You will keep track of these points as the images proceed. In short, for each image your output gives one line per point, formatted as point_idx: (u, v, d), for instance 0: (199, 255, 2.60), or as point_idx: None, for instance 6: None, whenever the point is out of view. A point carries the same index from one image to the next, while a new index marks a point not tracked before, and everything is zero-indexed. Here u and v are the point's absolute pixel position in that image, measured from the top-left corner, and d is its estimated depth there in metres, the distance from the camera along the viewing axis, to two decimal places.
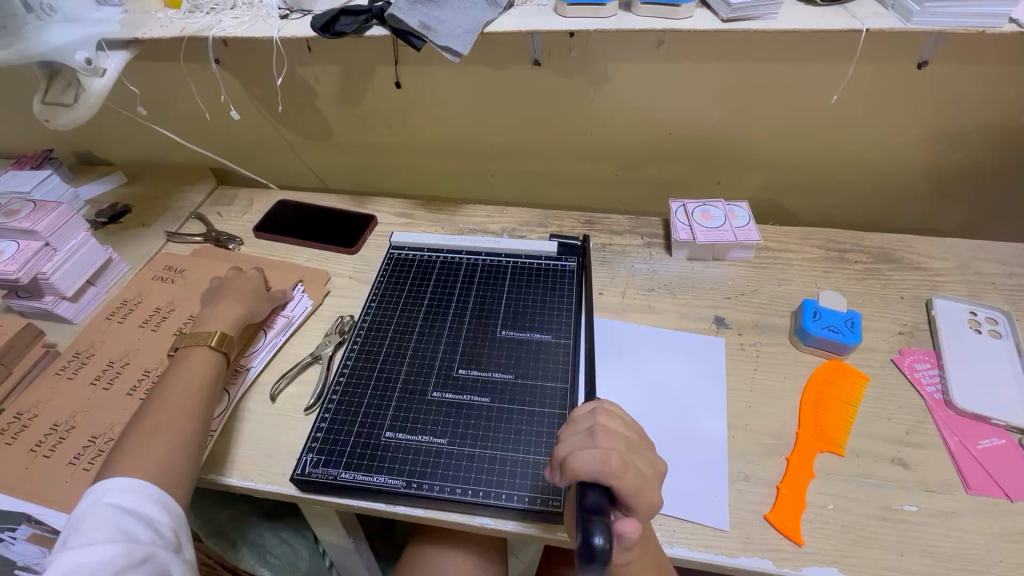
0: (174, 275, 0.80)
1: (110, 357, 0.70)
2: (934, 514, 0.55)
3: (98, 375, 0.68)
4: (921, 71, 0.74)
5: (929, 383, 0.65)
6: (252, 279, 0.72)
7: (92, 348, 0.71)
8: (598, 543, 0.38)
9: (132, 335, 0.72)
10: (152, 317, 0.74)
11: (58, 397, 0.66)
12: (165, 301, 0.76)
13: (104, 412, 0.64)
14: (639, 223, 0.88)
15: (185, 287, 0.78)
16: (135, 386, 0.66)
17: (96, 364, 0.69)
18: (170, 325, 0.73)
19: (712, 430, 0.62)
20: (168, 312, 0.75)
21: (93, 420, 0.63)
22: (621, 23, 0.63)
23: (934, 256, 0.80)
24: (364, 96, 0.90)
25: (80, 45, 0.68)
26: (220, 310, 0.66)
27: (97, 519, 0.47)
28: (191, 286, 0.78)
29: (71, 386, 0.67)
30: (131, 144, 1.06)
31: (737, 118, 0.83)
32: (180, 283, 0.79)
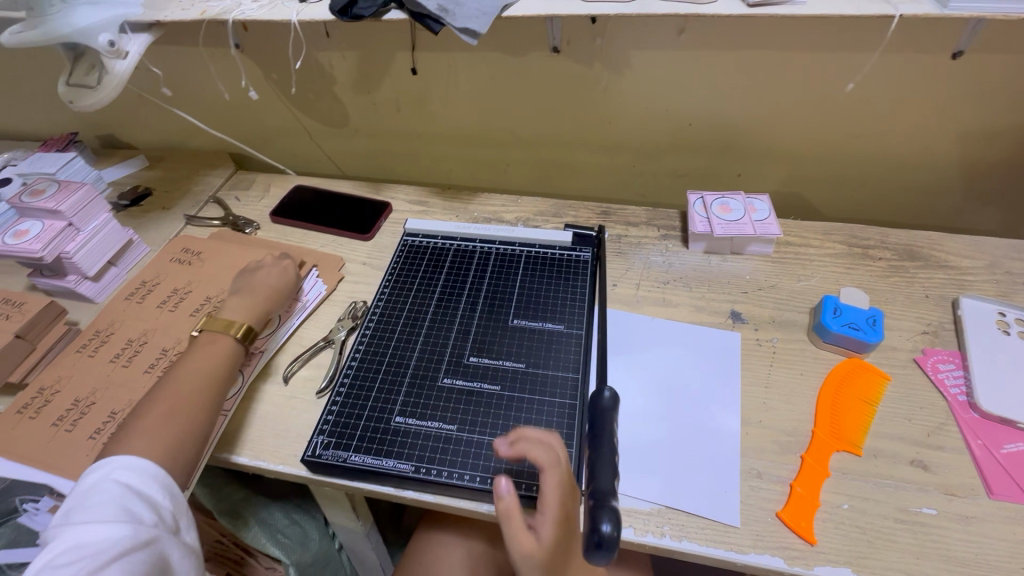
0: (194, 257, 0.81)
1: (131, 336, 0.71)
2: (954, 519, 0.53)
3: (118, 353, 0.69)
4: (955, 61, 0.71)
5: (953, 384, 0.63)
6: (282, 268, 0.72)
7: (112, 327, 0.72)
8: (607, 530, 0.37)
9: (150, 315, 0.74)
10: (172, 298, 0.75)
11: (78, 374, 0.67)
12: (185, 283, 0.77)
13: (124, 389, 0.65)
14: (656, 215, 0.87)
15: (204, 270, 0.79)
16: (155, 364, 0.67)
17: (116, 342, 0.71)
18: (189, 306, 0.74)
19: (725, 425, 0.61)
20: (186, 294, 0.76)
21: (113, 396, 0.65)
22: (643, 8, 0.62)
23: (962, 255, 0.77)
24: (382, 82, 0.89)
25: (104, 27, 0.68)
26: (245, 300, 0.67)
27: (104, 496, 0.47)
28: (210, 269, 0.79)
29: (93, 363, 0.69)
30: (153, 128, 1.07)
31: (759, 108, 0.81)
32: (201, 265, 0.79)
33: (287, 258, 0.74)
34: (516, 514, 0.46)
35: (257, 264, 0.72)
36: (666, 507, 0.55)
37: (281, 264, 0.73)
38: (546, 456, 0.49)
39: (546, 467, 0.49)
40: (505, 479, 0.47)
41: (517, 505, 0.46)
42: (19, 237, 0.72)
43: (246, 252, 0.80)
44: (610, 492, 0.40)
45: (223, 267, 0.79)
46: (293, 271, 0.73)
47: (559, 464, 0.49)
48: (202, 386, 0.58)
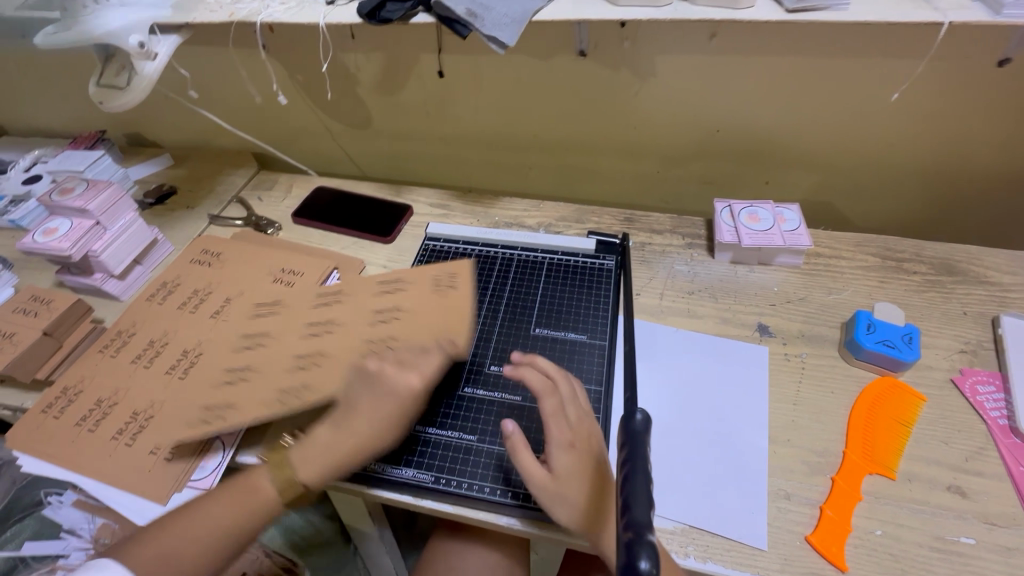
0: (454, 288, 0.62)
1: (330, 315, 0.65)
2: (994, 550, 0.51)
3: (301, 328, 0.65)
4: (1002, 69, 0.68)
5: (993, 407, 0.60)
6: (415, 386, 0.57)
7: (346, 289, 0.67)
8: (644, 569, 0.31)
9: (366, 309, 0.63)
10: (381, 312, 0.62)
11: (274, 326, 0.67)
12: (405, 303, 0.62)
13: (273, 368, 0.62)
14: (680, 222, 0.85)
15: (415, 328, 0.60)
16: (292, 368, 0.61)
17: (316, 314, 0.65)
18: (372, 332, 0.61)
19: (753, 443, 0.59)
20: (405, 318, 0.61)
21: (269, 360, 0.63)
22: (678, 13, 0.60)
23: (1002, 270, 0.74)
24: (406, 84, 0.89)
25: (133, 29, 0.68)
26: (329, 448, 0.55)
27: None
28: (433, 316, 0.60)
29: (285, 327, 0.66)
30: (178, 127, 1.09)
31: (791, 115, 0.79)
32: (458, 300, 0.61)
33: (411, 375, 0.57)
34: (522, 447, 0.53)
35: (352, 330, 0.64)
36: (691, 526, 0.54)
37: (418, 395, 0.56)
38: (536, 383, 0.56)
39: (539, 394, 0.56)
40: (507, 423, 0.54)
41: (521, 440, 0.53)
42: (48, 235, 0.73)
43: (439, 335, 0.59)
44: (648, 524, 0.33)
45: (442, 323, 0.60)
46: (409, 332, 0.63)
47: (548, 390, 0.55)
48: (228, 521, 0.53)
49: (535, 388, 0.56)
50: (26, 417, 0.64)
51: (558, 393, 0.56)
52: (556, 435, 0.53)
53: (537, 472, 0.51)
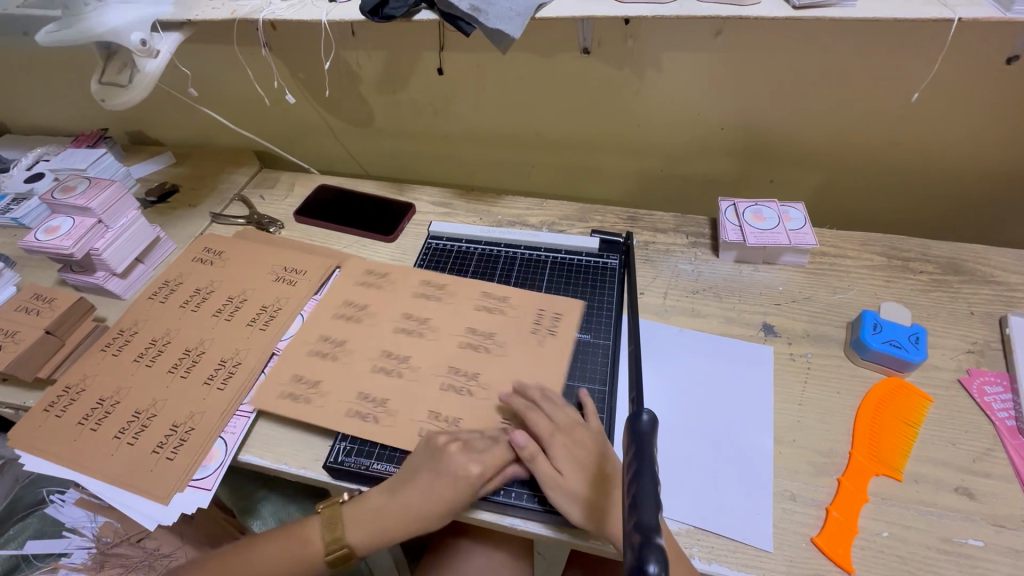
0: (550, 335, 0.67)
1: (426, 315, 0.70)
2: (1003, 552, 0.50)
3: (397, 320, 0.70)
4: (1010, 67, 0.68)
5: (1001, 408, 0.60)
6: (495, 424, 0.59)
7: (450, 284, 0.74)
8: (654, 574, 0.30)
9: (460, 325, 0.69)
10: (474, 334, 0.68)
11: (373, 304, 0.73)
12: (500, 332, 0.67)
13: (366, 353, 0.67)
14: (684, 221, 0.84)
15: (505, 364, 0.64)
16: (381, 363, 0.66)
17: (414, 306, 0.72)
18: (463, 354, 0.66)
19: (758, 444, 0.59)
20: (499, 347, 0.66)
21: (363, 345, 0.68)
22: (684, 10, 0.59)
23: (1009, 269, 0.73)
24: (408, 82, 0.88)
25: (136, 26, 0.68)
26: (386, 501, 0.55)
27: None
28: (526, 355, 0.65)
29: (381, 313, 0.71)
30: (180, 125, 1.08)
31: (797, 113, 0.78)
32: (554, 344, 0.66)
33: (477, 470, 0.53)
34: (533, 457, 0.54)
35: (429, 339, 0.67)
36: (696, 527, 0.54)
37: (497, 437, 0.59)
38: (517, 402, 0.58)
39: (523, 411, 0.57)
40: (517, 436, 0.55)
41: (531, 449, 0.54)
42: (50, 234, 0.73)
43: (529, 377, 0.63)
44: (656, 527, 0.32)
45: (533, 365, 0.64)
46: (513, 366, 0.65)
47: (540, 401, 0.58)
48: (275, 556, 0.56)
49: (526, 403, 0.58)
50: (29, 415, 0.64)
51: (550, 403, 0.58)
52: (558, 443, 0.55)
53: (549, 477, 0.53)
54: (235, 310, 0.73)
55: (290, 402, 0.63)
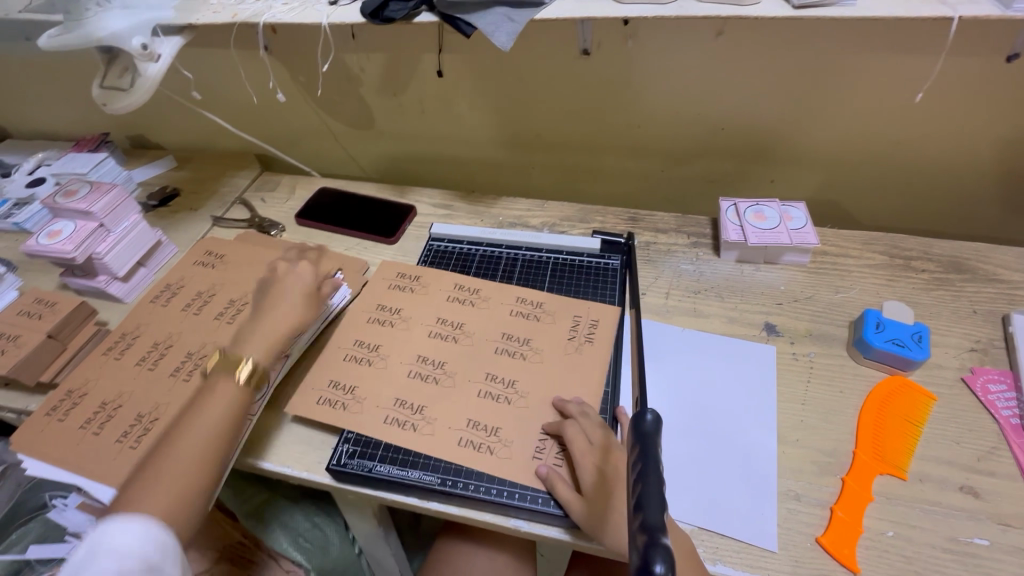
0: (588, 342, 0.66)
1: (461, 319, 0.70)
2: (1009, 551, 0.50)
3: (432, 324, 0.69)
4: (1010, 65, 0.68)
5: (1005, 406, 0.60)
6: (535, 435, 0.59)
7: (484, 288, 0.73)
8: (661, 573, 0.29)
9: (496, 330, 0.68)
10: (510, 340, 0.67)
11: (406, 307, 0.72)
12: (537, 338, 0.67)
13: (402, 358, 0.66)
14: (686, 221, 0.84)
15: (543, 371, 0.64)
16: (417, 369, 0.65)
17: (448, 309, 0.71)
18: (500, 361, 0.65)
19: (762, 444, 0.58)
20: (535, 354, 0.65)
21: (399, 349, 0.67)
22: (683, 10, 0.60)
23: (1012, 268, 0.73)
24: (409, 84, 0.89)
25: (136, 31, 0.68)
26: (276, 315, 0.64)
27: (92, 538, 0.42)
28: (564, 363, 0.64)
29: (415, 315, 0.71)
30: (181, 129, 1.09)
31: (797, 113, 0.79)
32: (593, 352, 0.65)
33: (303, 270, 0.70)
34: (560, 485, 0.53)
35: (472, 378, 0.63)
36: (700, 528, 0.53)
37: (536, 446, 0.58)
38: (552, 423, 0.58)
39: (560, 429, 0.57)
40: (539, 470, 0.55)
41: (556, 478, 0.54)
42: (52, 238, 0.73)
43: (568, 384, 0.62)
44: (662, 527, 0.32)
45: (570, 372, 0.63)
46: (548, 371, 0.64)
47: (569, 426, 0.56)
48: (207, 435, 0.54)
49: (557, 428, 0.57)
50: (31, 419, 0.64)
51: (579, 426, 0.56)
52: (589, 469, 0.53)
53: (576, 504, 0.52)
54: (237, 314, 0.73)
55: (328, 408, 0.62)
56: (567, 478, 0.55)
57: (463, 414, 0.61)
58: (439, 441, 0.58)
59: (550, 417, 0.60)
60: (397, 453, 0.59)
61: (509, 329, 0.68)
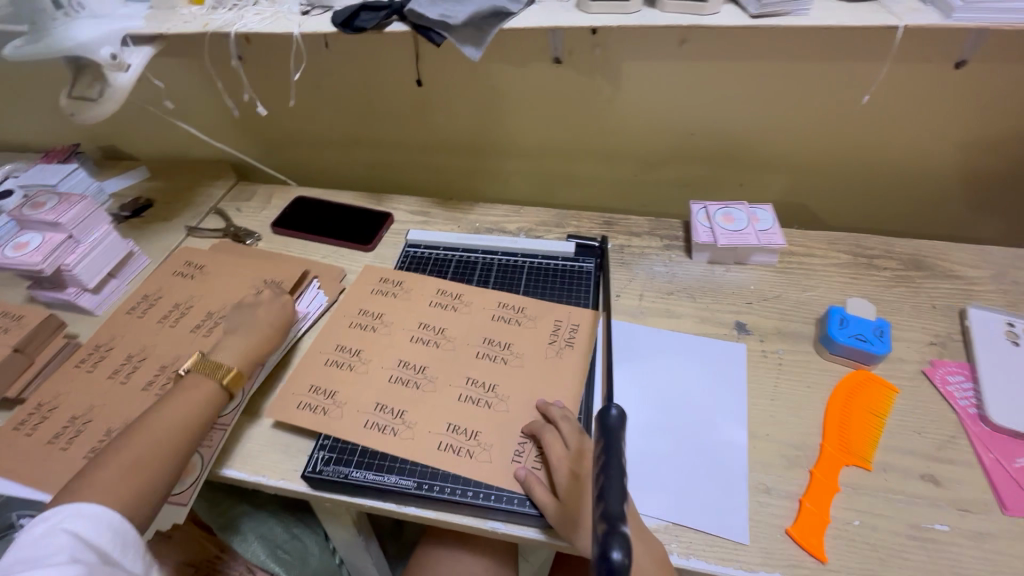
0: (568, 347, 0.67)
1: (443, 325, 0.70)
2: (967, 536, 0.52)
3: (414, 329, 0.70)
4: (959, 71, 0.71)
5: (963, 397, 0.62)
6: (514, 438, 0.59)
7: (466, 293, 0.74)
8: (617, 559, 0.31)
9: (477, 335, 0.68)
10: (491, 344, 0.67)
11: (388, 313, 0.72)
12: (519, 343, 0.67)
13: (383, 363, 0.66)
14: (659, 224, 0.86)
15: (523, 375, 0.64)
16: (399, 374, 0.65)
17: (430, 315, 0.71)
18: (481, 366, 0.65)
19: (733, 439, 0.60)
20: (517, 358, 0.66)
21: (381, 355, 0.67)
22: (645, 20, 0.62)
23: (968, 265, 0.76)
24: (384, 93, 0.89)
25: (105, 40, 0.68)
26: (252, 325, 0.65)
27: (57, 516, 0.46)
28: (544, 366, 0.65)
29: (397, 321, 0.71)
30: (154, 140, 1.08)
31: (762, 118, 0.81)
32: (572, 357, 0.66)
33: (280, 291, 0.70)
34: (537, 485, 0.54)
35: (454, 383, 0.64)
36: (673, 523, 0.54)
37: (515, 449, 0.58)
38: (533, 424, 0.59)
39: (539, 431, 0.58)
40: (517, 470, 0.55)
41: (533, 478, 0.55)
42: (18, 250, 0.72)
43: (548, 388, 0.63)
44: (622, 516, 0.34)
45: (550, 376, 0.64)
46: (529, 374, 0.64)
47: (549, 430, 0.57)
48: (179, 429, 0.55)
49: (537, 430, 0.58)
50: None
51: (560, 431, 0.57)
52: (566, 471, 0.54)
53: (551, 505, 0.53)
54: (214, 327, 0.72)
55: (308, 412, 0.62)
56: (543, 479, 0.55)
57: (443, 417, 0.61)
58: (420, 447, 0.59)
59: (531, 417, 0.60)
60: (373, 458, 0.59)
61: (491, 333, 0.68)
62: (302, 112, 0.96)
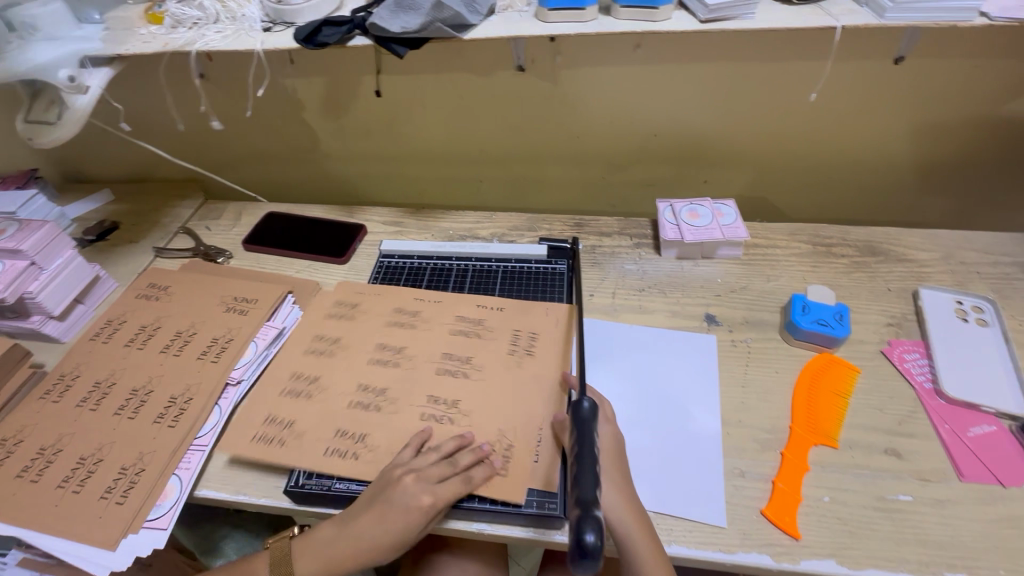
0: (527, 354, 0.67)
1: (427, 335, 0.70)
2: (928, 503, 0.55)
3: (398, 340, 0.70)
4: (897, 66, 0.75)
5: (919, 372, 0.66)
6: (500, 443, 0.59)
7: (446, 300, 0.74)
8: (590, 540, 0.38)
9: (436, 351, 0.68)
10: (451, 359, 0.67)
11: (371, 325, 0.72)
12: (501, 351, 0.67)
13: (341, 388, 0.65)
14: (628, 224, 0.89)
15: (506, 382, 0.64)
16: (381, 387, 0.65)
17: (389, 335, 0.70)
18: (443, 382, 0.65)
19: (707, 427, 0.62)
20: (500, 365, 0.66)
21: (339, 379, 0.66)
22: (602, 27, 0.64)
23: (919, 248, 0.81)
24: (351, 107, 0.90)
25: (62, 63, 0.68)
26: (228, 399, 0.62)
27: None
28: (526, 371, 0.65)
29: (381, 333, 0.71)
30: (118, 161, 1.06)
31: (718, 118, 0.84)
32: (554, 360, 0.66)
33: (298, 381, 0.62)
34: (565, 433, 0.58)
35: (438, 396, 0.63)
36: (655, 513, 0.56)
37: (503, 455, 0.58)
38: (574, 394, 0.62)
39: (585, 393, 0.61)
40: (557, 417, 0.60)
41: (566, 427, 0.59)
42: None
43: (511, 398, 0.63)
44: (594, 501, 0.41)
45: (531, 382, 0.64)
46: (513, 381, 0.64)
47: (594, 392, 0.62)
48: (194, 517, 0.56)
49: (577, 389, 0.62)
50: None
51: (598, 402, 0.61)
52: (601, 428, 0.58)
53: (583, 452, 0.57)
54: (221, 351, 0.70)
55: (265, 445, 0.60)
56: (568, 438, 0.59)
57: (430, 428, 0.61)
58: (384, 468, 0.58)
59: (515, 424, 0.60)
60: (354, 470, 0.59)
61: (475, 341, 0.69)
62: (268, 127, 0.95)
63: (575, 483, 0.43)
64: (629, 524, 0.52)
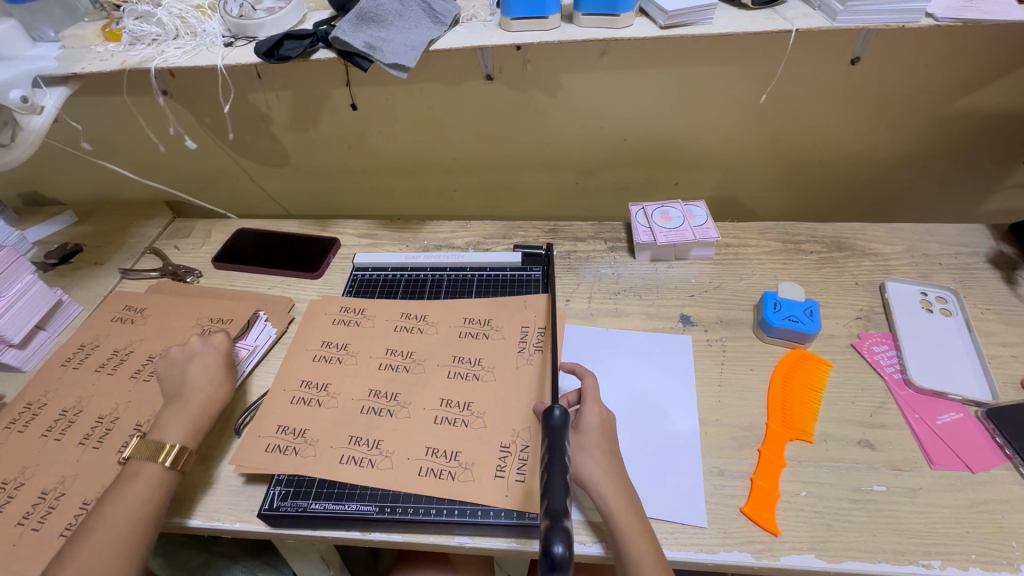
0: (536, 352, 0.67)
1: (411, 348, 0.70)
2: (901, 493, 0.56)
3: (382, 355, 0.69)
4: (854, 66, 0.77)
5: (888, 364, 0.67)
6: (494, 449, 0.59)
7: (430, 313, 0.74)
8: (559, 551, 0.38)
9: (447, 354, 0.69)
10: (461, 361, 0.67)
11: (353, 342, 0.71)
12: (488, 357, 0.67)
13: (354, 394, 0.65)
14: (602, 228, 0.89)
15: (496, 388, 0.64)
16: (371, 404, 0.64)
17: (398, 340, 0.71)
18: (454, 385, 0.65)
19: (686, 427, 0.62)
20: (489, 372, 0.66)
21: (351, 386, 0.66)
22: (565, 35, 0.64)
23: (884, 242, 0.83)
24: (320, 120, 0.89)
25: (15, 84, 0.66)
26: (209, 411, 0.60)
27: None
28: (515, 374, 0.65)
29: (363, 350, 0.70)
30: (83, 181, 1.03)
31: (685, 121, 0.86)
32: (541, 362, 0.66)
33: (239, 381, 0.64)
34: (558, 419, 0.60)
35: (429, 409, 0.63)
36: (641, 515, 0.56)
37: (499, 463, 0.58)
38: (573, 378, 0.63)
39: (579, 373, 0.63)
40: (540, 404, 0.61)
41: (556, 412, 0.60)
42: None
43: (524, 397, 0.63)
44: (564, 512, 0.41)
45: (519, 384, 0.64)
46: (504, 387, 0.64)
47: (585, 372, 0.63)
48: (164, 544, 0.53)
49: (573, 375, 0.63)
50: None
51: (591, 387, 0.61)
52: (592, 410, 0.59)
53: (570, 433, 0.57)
54: None
55: (278, 454, 0.60)
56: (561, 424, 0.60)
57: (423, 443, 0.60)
58: (401, 474, 0.58)
59: (509, 430, 0.60)
60: (330, 491, 0.58)
61: (462, 351, 0.69)
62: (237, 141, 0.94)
63: (546, 494, 0.43)
64: (610, 498, 0.52)
